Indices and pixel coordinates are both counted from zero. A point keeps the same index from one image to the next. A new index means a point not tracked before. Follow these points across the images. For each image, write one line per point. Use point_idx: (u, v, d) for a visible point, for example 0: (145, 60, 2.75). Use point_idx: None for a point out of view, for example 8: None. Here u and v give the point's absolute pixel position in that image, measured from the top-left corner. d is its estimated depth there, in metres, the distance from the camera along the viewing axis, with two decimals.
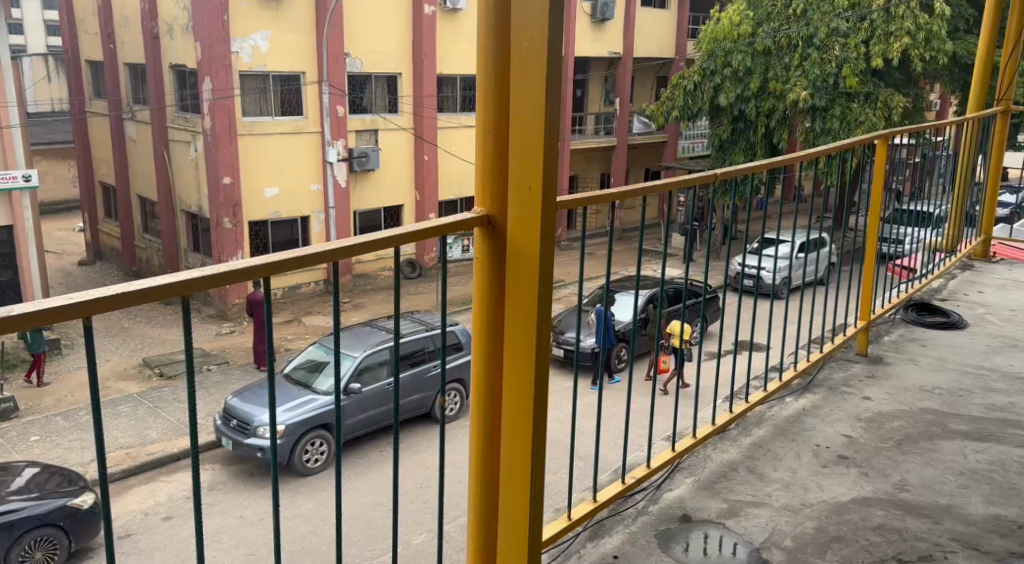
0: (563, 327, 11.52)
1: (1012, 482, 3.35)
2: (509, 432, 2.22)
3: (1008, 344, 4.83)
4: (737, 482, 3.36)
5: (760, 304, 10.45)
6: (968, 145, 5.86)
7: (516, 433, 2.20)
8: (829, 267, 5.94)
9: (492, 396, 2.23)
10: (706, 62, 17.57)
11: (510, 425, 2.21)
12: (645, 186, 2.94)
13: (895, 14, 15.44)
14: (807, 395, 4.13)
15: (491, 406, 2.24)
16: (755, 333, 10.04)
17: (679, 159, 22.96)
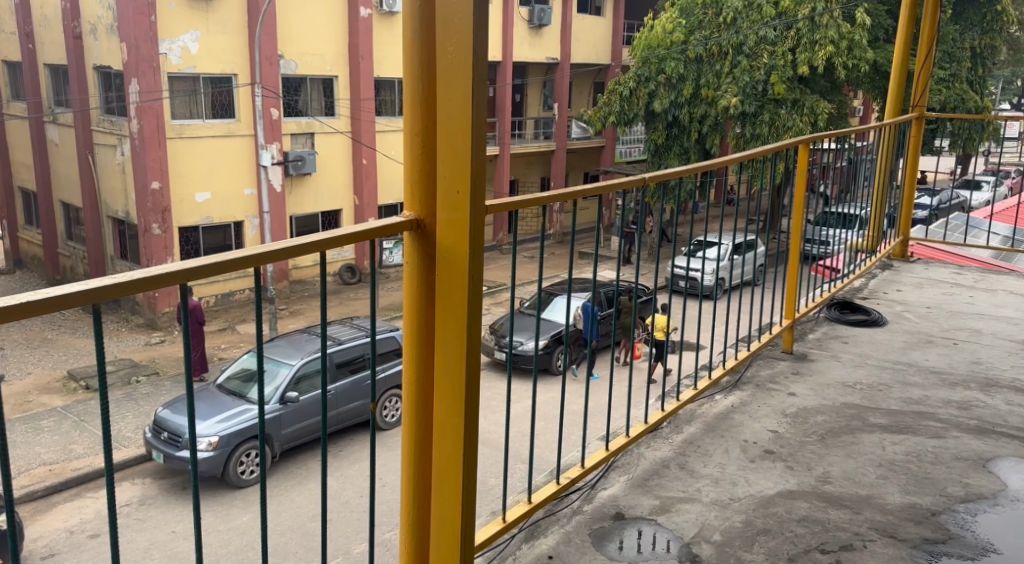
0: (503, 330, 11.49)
1: (926, 471, 3.49)
2: (440, 435, 2.24)
3: (923, 340, 5.04)
4: (668, 479, 3.44)
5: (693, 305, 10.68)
6: (886, 149, 6.08)
7: (448, 435, 2.22)
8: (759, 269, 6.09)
9: (423, 399, 2.25)
10: (640, 70, 17.87)
11: (441, 429, 2.23)
12: (579, 189, 2.99)
13: (820, 23, 15.97)
14: (735, 392, 4.25)
15: (422, 408, 2.26)
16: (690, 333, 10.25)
17: (617, 163, 23.21)
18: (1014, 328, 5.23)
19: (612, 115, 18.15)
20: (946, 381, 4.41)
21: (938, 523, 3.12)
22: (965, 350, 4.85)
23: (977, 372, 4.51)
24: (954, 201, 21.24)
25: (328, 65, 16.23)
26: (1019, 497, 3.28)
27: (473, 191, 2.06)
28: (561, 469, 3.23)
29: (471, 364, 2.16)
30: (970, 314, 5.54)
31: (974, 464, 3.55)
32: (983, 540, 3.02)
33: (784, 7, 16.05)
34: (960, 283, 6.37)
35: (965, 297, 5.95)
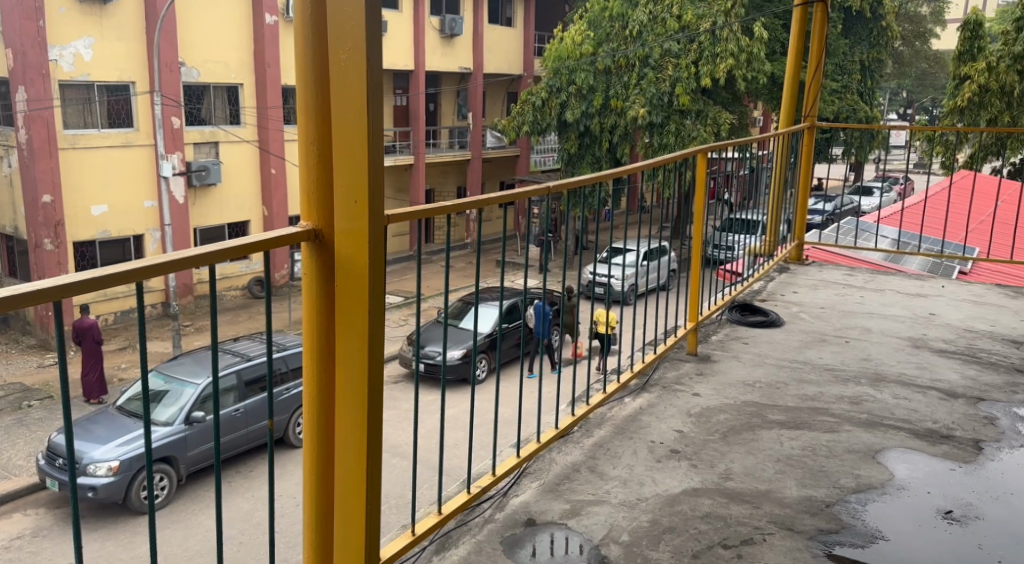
0: (425, 340, 11.32)
1: (821, 465, 3.62)
2: (343, 451, 2.21)
3: (818, 339, 5.24)
4: (578, 482, 3.48)
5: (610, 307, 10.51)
6: (781, 157, 6.31)
7: (350, 448, 2.19)
8: (670, 274, 6.17)
9: (325, 414, 2.22)
10: (551, 81, 18.09)
11: (343, 442, 2.20)
12: (482, 196, 2.99)
13: (721, 36, 16.49)
14: (643, 394, 4.34)
15: (324, 423, 2.22)
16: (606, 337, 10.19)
17: (532, 172, 23.30)
18: (900, 325, 5.50)
19: (525, 125, 18.20)
20: (839, 377, 4.60)
21: (832, 514, 3.24)
22: (856, 348, 5.06)
23: (867, 368, 4.72)
24: (847, 206, 22.24)
25: (232, 73, 15.82)
26: (906, 485, 3.43)
27: (371, 199, 2.05)
28: (472, 478, 3.24)
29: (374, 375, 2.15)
30: (861, 312, 5.81)
31: (865, 455, 3.70)
32: (873, 528, 3.14)
33: (686, 21, 16.47)
34: (851, 283, 6.67)
35: (856, 297, 6.23)
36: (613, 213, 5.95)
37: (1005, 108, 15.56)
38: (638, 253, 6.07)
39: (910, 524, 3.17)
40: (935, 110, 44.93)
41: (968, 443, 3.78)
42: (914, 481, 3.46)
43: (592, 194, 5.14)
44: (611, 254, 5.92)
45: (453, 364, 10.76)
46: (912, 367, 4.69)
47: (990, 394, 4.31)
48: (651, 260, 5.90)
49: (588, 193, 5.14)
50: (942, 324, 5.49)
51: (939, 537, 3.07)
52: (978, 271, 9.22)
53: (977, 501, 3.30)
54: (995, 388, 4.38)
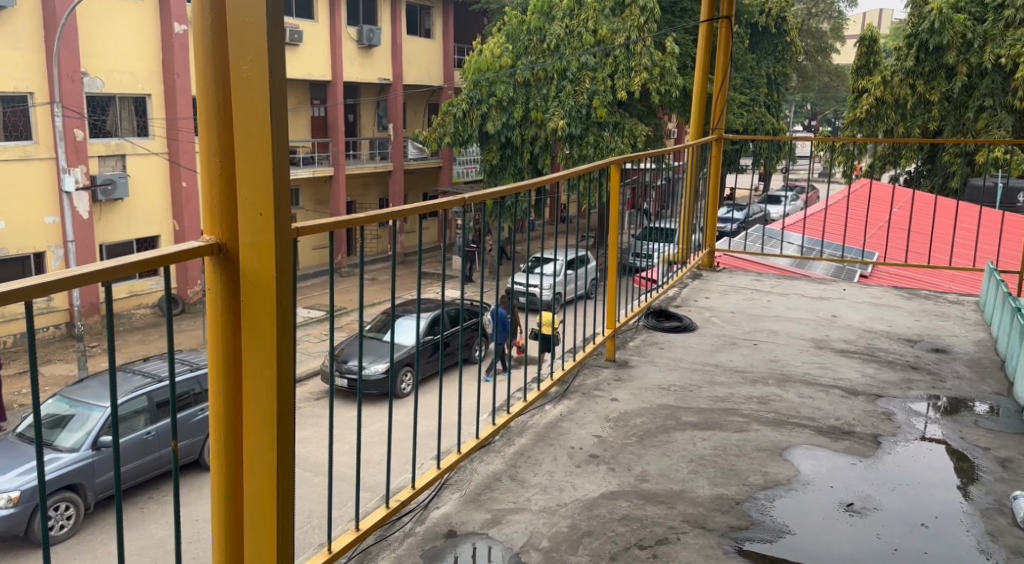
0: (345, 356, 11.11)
1: (732, 464, 3.73)
2: (254, 472, 2.17)
3: (729, 342, 5.40)
4: (499, 491, 3.49)
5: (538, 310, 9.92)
6: (692, 167, 6.49)
7: (260, 471, 2.16)
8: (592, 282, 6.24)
9: (234, 435, 2.19)
10: (471, 92, 17.76)
11: (252, 463, 2.17)
12: (394, 210, 2.98)
13: (634, 51, 16.93)
14: (563, 401, 4.38)
15: (234, 446, 2.20)
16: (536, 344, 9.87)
17: (455, 183, 23.23)
18: (805, 327, 5.72)
19: (448, 135, 18.02)
20: (748, 378, 4.74)
21: (742, 511, 3.34)
22: (764, 350, 5.23)
23: (774, 369, 4.88)
24: (757, 216, 22.95)
25: (139, 83, 15.34)
26: (810, 480, 3.56)
27: (277, 214, 2.02)
28: (391, 493, 3.23)
29: (283, 394, 2.12)
30: (770, 316, 6.01)
31: (772, 453, 3.82)
32: (780, 523, 3.25)
33: (602, 35, 16.77)
34: (759, 288, 6.89)
35: (764, 301, 6.44)
36: (535, 224, 5.98)
37: (900, 119, 16.40)
38: (561, 262, 6.13)
39: (814, 517, 3.29)
40: (837, 121, 46.87)
41: (867, 438, 3.94)
42: (819, 476, 3.59)
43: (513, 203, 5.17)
44: (534, 266, 5.93)
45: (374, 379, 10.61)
46: (816, 367, 4.88)
47: (887, 391, 4.51)
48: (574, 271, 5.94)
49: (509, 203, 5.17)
50: (843, 325, 5.72)
51: (841, 529, 3.19)
52: (879, 274, 9.63)
53: (876, 493, 3.44)
54: (892, 385, 4.60)
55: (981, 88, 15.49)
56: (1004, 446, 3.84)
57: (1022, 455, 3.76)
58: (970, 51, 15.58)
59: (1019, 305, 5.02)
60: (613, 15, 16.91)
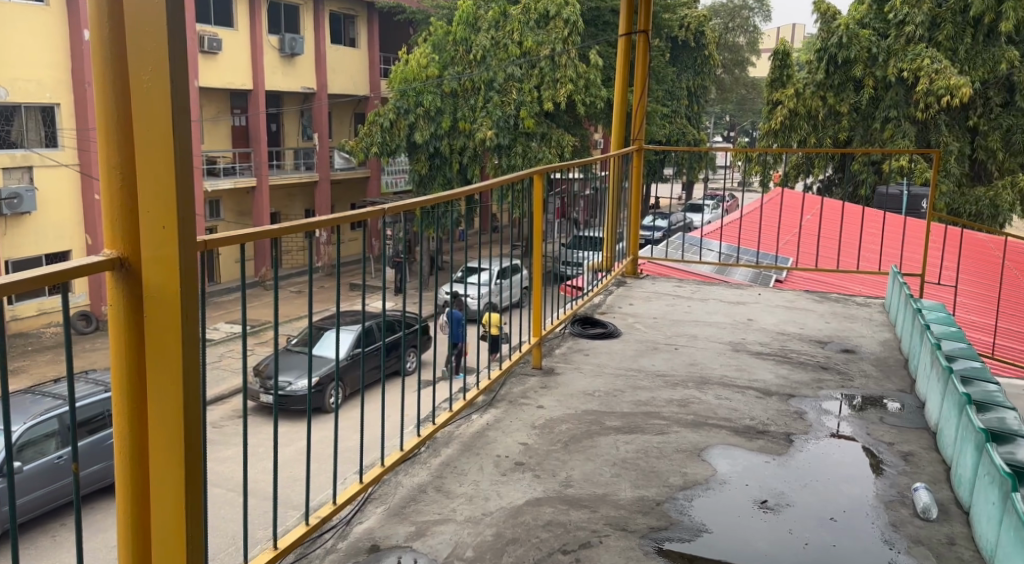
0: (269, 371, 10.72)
1: (653, 466, 3.78)
2: (163, 491, 2.11)
3: (651, 347, 5.49)
4: (424, 503, 3.46)
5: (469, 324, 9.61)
6: (615, 177, 6.56)
7: (168, 489, 2.09)
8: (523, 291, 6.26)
9: (140, 452, 2.12)
10: (398, 101, 17.50)
11: (159, 482, 2.10)
12: (309, 220, 2.92)
13: (559, 62, 17.22)
14: (490, 410, 4.37)
15: (140, 463, 2.13)
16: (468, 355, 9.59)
17: (384, 194, 23.07)
18: (723, 331, 5.85)
19: (374, 145, 17.60)
20: (669, 381, 4.83)
21: (662, 511, 3.39)
22: (684, 354, 5.33)
23: (694, 372, 4.97)
24: (681, 224, 23.44)
25: (47, 92, 14.81)
26: (727, 479, 3.64)
27: (180, 226, 1.98)
28: (311, 509, 3.18)
29: (191, 410, 2.07)
30: (690, 321, 6.13)
31: (691, 454, 3.90)
32: (698, 522, 3.31)
33: (527, 47, 16.96)
34: (680, 294, 7.02)
35: (685, 306, 6.57)
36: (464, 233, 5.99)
37: (811, 130, 16.97)
38: (491, 272, 6.14)
39: (729, 515, 3.36)
40: (755, 132, 48.14)
41: (780, 437, 4.06)
42: (734, 475, 3.67)
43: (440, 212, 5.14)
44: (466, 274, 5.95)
45: (297, 395, 10.31)
46: (733, 369, 5.00)
47: (799, 391, 4.65)
48: (506, 278, 5.98)
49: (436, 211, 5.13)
50: (759, 329, 5.88)
51: (755, 526, 3.27)
52: (793, 279, 9.95)
53: (788, 489, 3.55)
54: (804, 385, 4.74)
55: (887, 100, 16.18)
56: (907, 440, 4.00)
57: (923, 448, 3.92)
58: (876, 65, 16.27)
59: (920, 306, 5.25)
60: (538, 27, 17.12)
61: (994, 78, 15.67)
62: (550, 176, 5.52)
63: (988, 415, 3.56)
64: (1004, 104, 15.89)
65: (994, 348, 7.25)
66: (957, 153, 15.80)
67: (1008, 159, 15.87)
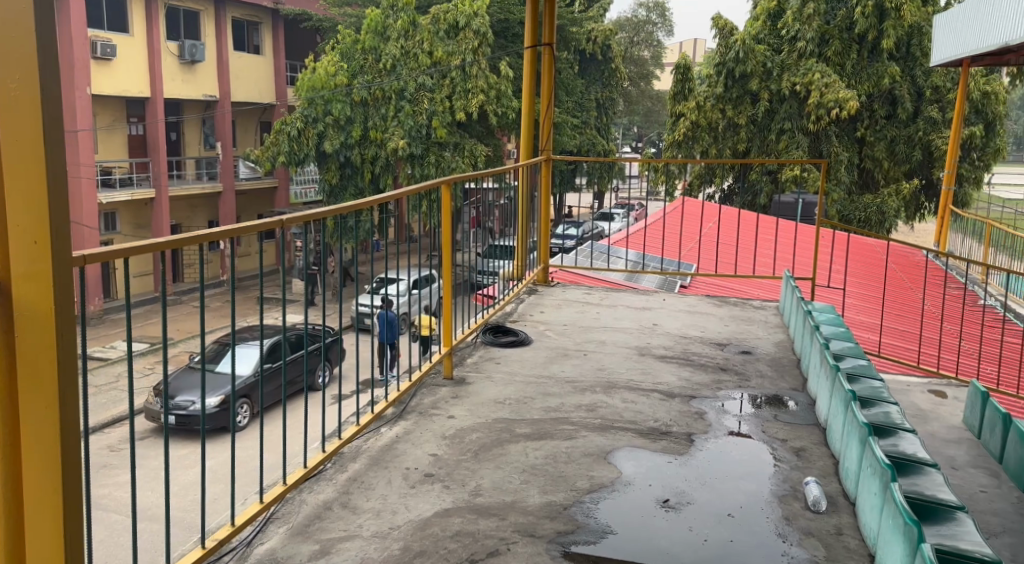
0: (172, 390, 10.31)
1: (562, 471, 3.81)
2: (37, 519, 2.02)
3: (561, 354, 5.54)
4: (329, 520, 3.40)
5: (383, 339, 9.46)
6: (524, 187, 6.59)
7: (44, 514, 2.01)
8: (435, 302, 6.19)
9: (12, 479, 2.03)
10: (306, 110, 17.24)
11: (33, 507, 2.01)
12: (205, 232, 2.82)
13: (470, 72, 17.23)
14: (399, 422, 4.32)
15: (13, 490, 2.03)
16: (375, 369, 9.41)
17: (293, 205, 22.62)
18: (630, 336, 5.94)
19: (282, 154, 17.10)
20: (578, 387, 4.87)
21: (568, 515, 3.43)
22: (593, 360, 5.40)
23: (601, 377, 5.04)
24: (594, 232, 23.70)
25: None
26: (631, 481, 3.71)
27: (54, 242, 1.91)
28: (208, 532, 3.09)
29: (69, 433, 1.99)
30: (598, 327, 6.21)
31: (598, 457, 3.95)
32: (603, 525, 3.36)
33: (437, 57, 16.99)
34: (588, 301, 7.09)
35: (594, 313, 6.65)
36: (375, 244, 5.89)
37: (712, 141, 17.57)
38: (404, 283, 6.06)
39: (633, 516, 3.42)
40: (660, 142, 49.32)
41: (682, 437, 4.16)
42: (639, 476, 3.75)
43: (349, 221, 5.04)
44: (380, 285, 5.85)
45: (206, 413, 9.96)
46: (638, 373, 5.10)
47: (700, 392, 4.78)
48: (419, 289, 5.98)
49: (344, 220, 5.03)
50: (664, 333, 6.01)
51: (658, 525, 3.35)
52: (698, 284, 10.18)
53: (689, 488, 3.64)
54: (706, 386, 4.87)
55: (781, 113, 16.84)
56: (800, 437, 4.16)
57: (814, 443, 4.09)
58: (770, 79, 16.88)
59: (810, 308, 5.48)
60: (447, 38, 17.26)
61: (878, 92, 16.53)
62: (465, 186, 5.56)
63: (873, 411, 3.75)
64: (888, 115, 16.74)
65: (880, 346, 7.61)
66: (846, 162, 16.56)
67: (893, 168, 16.71)
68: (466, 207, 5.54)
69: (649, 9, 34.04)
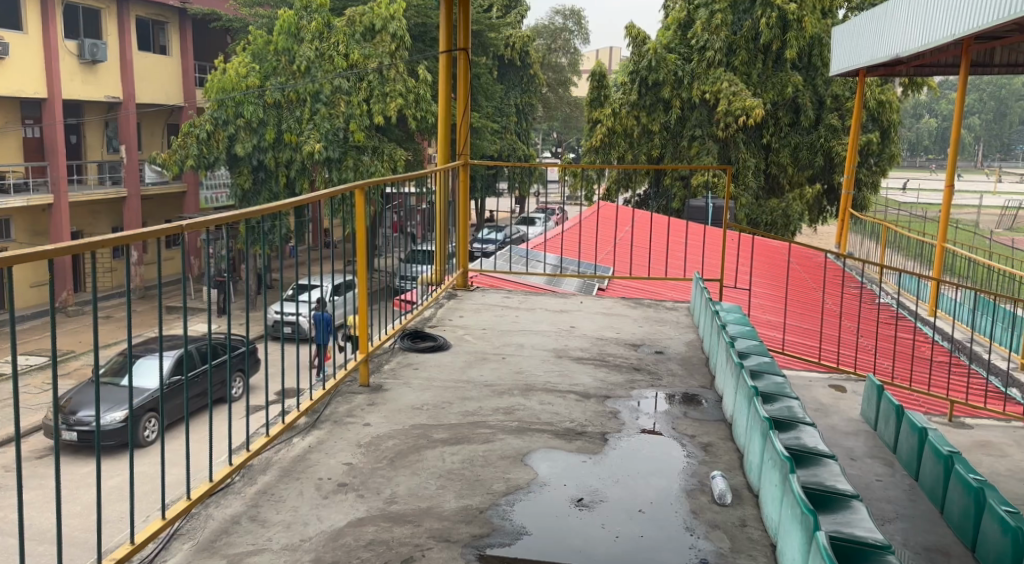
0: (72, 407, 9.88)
1: (478, 474, 3.83)
2: None
3: (480, 358, 5.55)
4: (237, 535, 3.33)
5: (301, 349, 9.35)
6: (441, 191, 6.57)
7: None
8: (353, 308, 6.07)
9: None
10: (216, 112, 16.85)
11: None
12: (104, 239, 2.71)
13: (387, 76, 17.18)
14: (312, 432, 4.26)
15: None
16: (290, 379, 9.26)
17: (203, 210, 22.03)
18: (547, 339, 6.00)
19: (190, 157, 16.73)
20: (496, 390, 4.89)
21: (484, 519, 3.44)
22: (511, 363, 5.43)
23: (519, 380, 5.07)
24: (515, 236, 23.80)
25: None
26: (546, 481, 3.75)
27: None
28: (104, 553, 3.00)
29: None
30: (516, 330, 6.25)
31: (515, 459, 3.98)
32: (519, 526, 3.39)
33: (354, 60, 16.80)
34: (508, 305, 7.11)
35: (512, 316, 6.69)
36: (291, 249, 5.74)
37: (628, 148, 17.91)
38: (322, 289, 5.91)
39: (548, 516, 3.46)
40: (579, 148, 50.11)
41: (597, 437, 4.23)
42: (554, 476, 3.79)
43: (263, 223, 4.91)
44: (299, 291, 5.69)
45: (113, 428, 9.59)
46: (555, 375, 5.16)
47: (615, 392, 4.86)
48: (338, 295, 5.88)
49: (259, 222, 4.90)
50: (581, 335, 6.10)
51: (572, 524, 3.39)
52: (615, 287, 10.34)
53: (602, 486, 3.70)
54: (619, 386, 4.97)
55: (692, 120, 17.30)
56: (707, 432, 4.29)
57: (721, 438, 4.22)
58: (681, 87, 17.35)
59: (718, 308, 5.65)
60: (363, 40, 17.15)
61: (782, 100, 17.07)
62: (385, 192, 5.52)
63: (776, 405, 3.89)
64: (792, 123, 17.35)
65: (783, 343, 7.89)
66: (753, 168, 17.06)
67: (797, 173, 17.29)
68: (385, 211, 5.50)
69: (566, 16, 34.46)
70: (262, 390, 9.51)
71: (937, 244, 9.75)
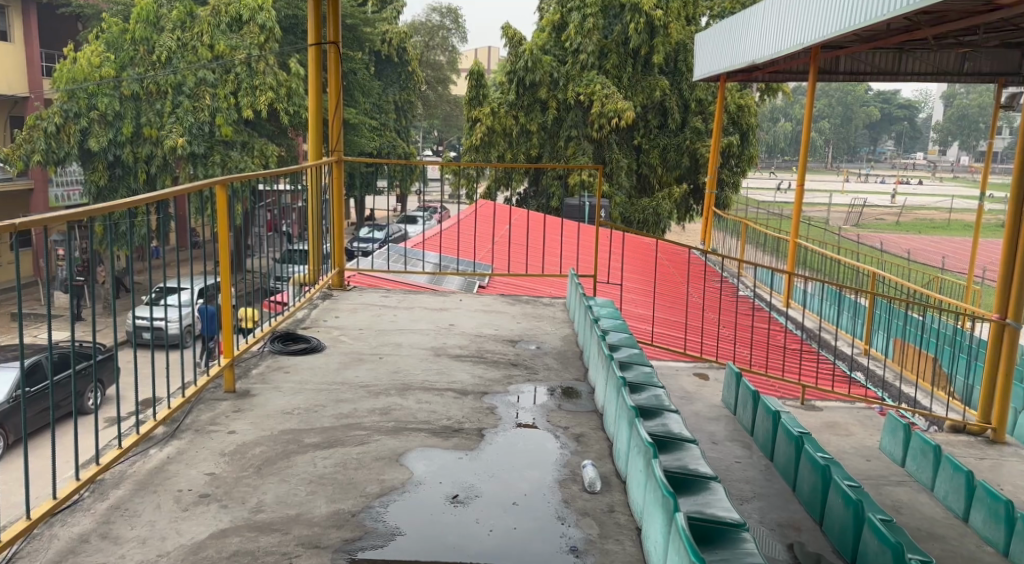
0: None
1: (350, 478, 3.75)
2: None
3: (355, 359, 5.45)
4: (86, 554, 3.15)
5: (161, 357, 8.91)
6: (315, 188, 6.37)
7: None
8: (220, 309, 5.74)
9: None
10: (65, 104, 15.64)
11: None
12: None
13: (256, 69, 16.69)
14: (171, 442, 4.06)
15: None
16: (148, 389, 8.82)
17: (54, 208, 20.65)
18: (425, 338, 5.96)
19: (36, 153, 15.45)
20: (371, 392, 4.81)
21: (356, 522, 3.38)
22: (387, 363, 5.35)
23: (395, 381, 5.00)
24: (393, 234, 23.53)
25: None
26: (421, 480, 3.72)
27: None
28: None
29: None
30: (393, 330, 6.16)
31: (389, 460, 3.92)
32: (391, 527, 3.34)
33: (219, 51, 16.25)
34: (385, 304, 7.00)
35: (390, 316, 6.59)
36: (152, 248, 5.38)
37: (507, 146, 18.04)
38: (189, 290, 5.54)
39: (422, 515, 3.43)
40: (458, 147, 50.15)
41: (473, 433, 4.22)
42: (429, 475, 3.76)
43: (118, 219, 4.59)
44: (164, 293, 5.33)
45: None
46: (432, 374, 5.13)
47: (492, 388, 4.88)
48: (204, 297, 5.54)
49: (113, 219, 4.58)
50: (459, 333, 6.07)
51: (447, 521, 3.37)
52: (495, 285, 10.40)
53: (477, 481, 3.70)
54: (496, 382, 4.98)
55: (568, 120, 17.57)
56: (579, 423, 4.36)
57: (592, 429, 4.29)
58: (557, 88, 17.65)
59: (591, 302, 5.77)
60: (230, 31, 16.68)
61: (651, 103, 17.66)
62: (255, 189, 5.30)
63: (643, 394, 3.99)
64: (660, 126, 17.95)
65: (652, 335, 8.15)
66: (625, 168, 17.54)
67: (665, 173, 17.85)
68: (256, 209, 5.27)
69: (442, 14, 33.94)
70: (116, 402, 9.00)
71: (790, 240, 10.27)
